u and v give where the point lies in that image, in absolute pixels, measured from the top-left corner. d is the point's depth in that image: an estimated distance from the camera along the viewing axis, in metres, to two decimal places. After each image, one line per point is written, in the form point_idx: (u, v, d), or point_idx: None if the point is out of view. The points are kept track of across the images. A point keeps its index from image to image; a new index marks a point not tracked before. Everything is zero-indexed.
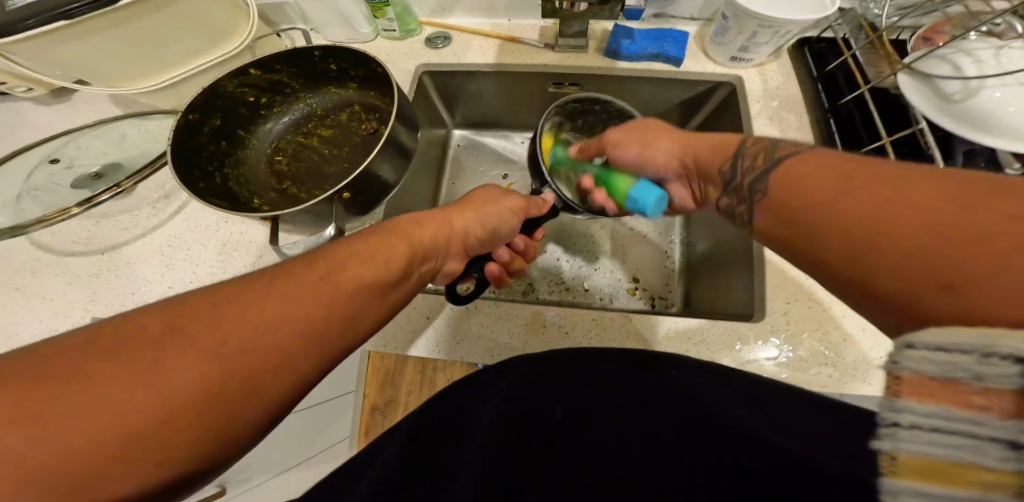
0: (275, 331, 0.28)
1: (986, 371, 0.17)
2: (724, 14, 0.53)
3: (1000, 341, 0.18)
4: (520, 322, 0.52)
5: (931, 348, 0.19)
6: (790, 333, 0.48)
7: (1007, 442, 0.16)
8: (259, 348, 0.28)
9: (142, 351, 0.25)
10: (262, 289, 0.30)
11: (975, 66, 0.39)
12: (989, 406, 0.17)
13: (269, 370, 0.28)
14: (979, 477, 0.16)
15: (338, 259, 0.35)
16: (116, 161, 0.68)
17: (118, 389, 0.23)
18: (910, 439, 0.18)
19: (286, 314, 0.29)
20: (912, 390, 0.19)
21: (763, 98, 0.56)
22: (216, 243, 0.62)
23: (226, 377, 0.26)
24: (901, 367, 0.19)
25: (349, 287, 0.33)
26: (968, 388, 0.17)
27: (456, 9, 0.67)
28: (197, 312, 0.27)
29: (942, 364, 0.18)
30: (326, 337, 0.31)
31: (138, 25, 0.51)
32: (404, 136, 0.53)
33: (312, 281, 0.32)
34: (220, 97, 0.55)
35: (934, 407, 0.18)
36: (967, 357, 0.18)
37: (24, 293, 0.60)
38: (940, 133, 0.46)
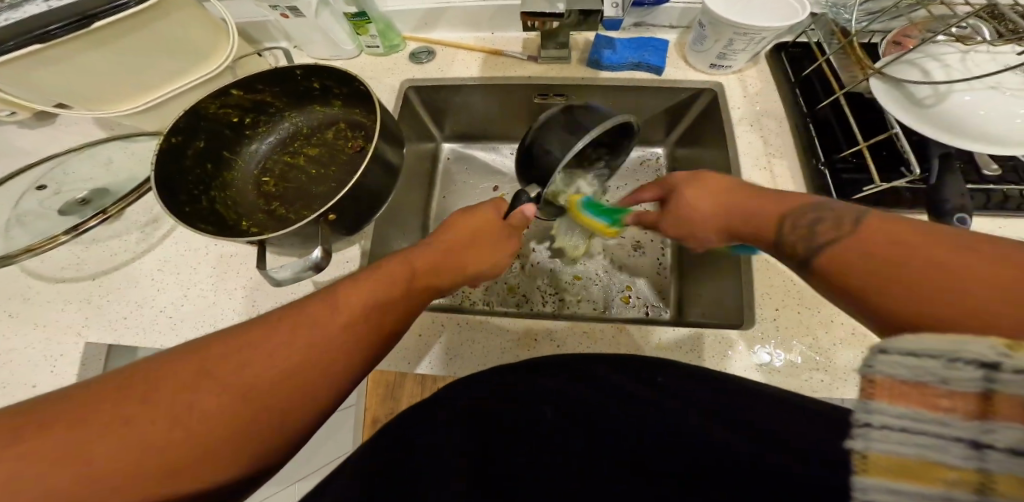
0: (280, 363, 0.32)
1: (951, 376, 0.20)
2: (701, 22, 0.54)
3: (966, 349, 0.20)
4: (512, 337, 0.52)
5: (904, 354, 0.21)
6: (780, 339, 0.48)
7: (969, 442, 0.19)
8: (257, 389, 0.30)
9: (158, 387, 0.29)
10: (268, 326, 0.33)
11: (942, 71, 0.40)
12: (954, 408, 0.20)
13: (276, 398, 0.31)
14: (944, 476, 0.19)
15: (339, 292, 0.37)
16: (104, 185, 0.68)
17: (143, 425, 0.27)
18: (882, 439, 0.20)
19: (285, 355, 0.32)
20: (883, 392, 0.21)
21: (744, 104, 0.57)
22: (207, 265, 0.62)
23: (230, 413, 0.29)
24: (875, 370, 0.22)
25: (349, 316, 0.36)
26: (935, 391, 0.20)
27: (438, 24, 0.68)
28: (214, 347, 0.31)
29: (916, 370, 0.21)
30: (330, 363, 0.34)
31: (115, 47, 0.51)
32: (389, 153, 0.54)
33: (314, 315, 0.35)
34: (203, 119, 0.55)
35: (904, 408, 0.20)
36: (934, 362, 0.20)
37: (17, 319, 0.60)
38: (914, 137, 0.47)
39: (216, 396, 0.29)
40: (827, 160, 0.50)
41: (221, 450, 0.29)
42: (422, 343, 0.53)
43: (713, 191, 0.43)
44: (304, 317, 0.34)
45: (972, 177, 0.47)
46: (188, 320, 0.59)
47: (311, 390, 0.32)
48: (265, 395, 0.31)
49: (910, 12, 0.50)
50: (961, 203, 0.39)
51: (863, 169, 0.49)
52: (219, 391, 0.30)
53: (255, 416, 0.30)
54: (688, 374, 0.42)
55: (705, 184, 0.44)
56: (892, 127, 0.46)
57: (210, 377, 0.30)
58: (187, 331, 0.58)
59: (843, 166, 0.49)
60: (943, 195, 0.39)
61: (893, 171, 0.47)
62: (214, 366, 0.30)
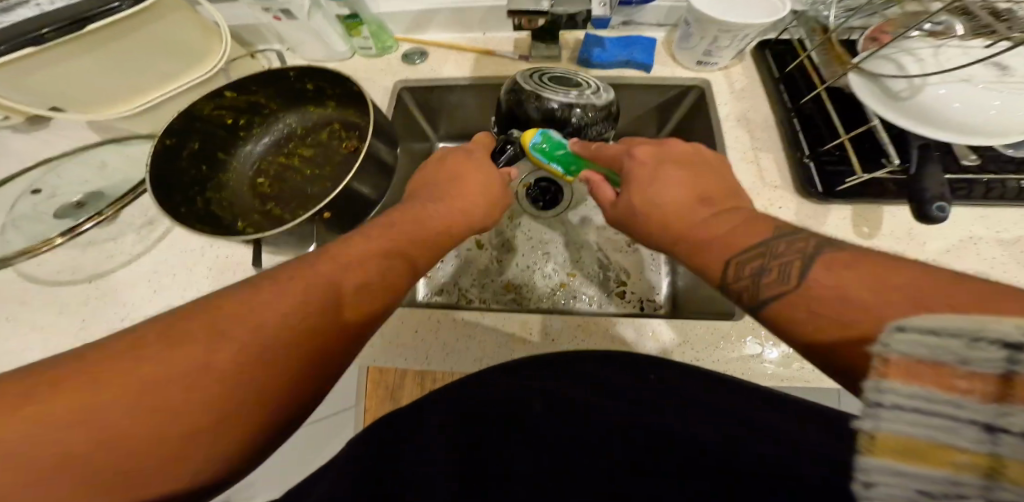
0: (259, 331, 0.31)
1: (972, 355, 0.17)
2: (687, 20, 0.55)
3: (988, 326, 0.17)
4: (508, 332, 0.53)
5: (920, 331, 0.18)
6: (771, 329, 0.49)
7: (984, 425, 0.16)
8: (236, 357, 0.30)
9: (141, 354, 0.29)
10: (248, 297, 0.33)
11: (916, 65, 0.41)
12: (972, 390, 0.17)
13: (256, 365, 0.30)
14: (954, 458, 0.17)
15: (322, 262, 0.37)
16: (98, 188, 0.69)
17: (121, 394, 0.27)
18: (891, 418, 0.17)
19: (270, 320, 0.32)
20: (896, 371, 0.18)
21: (732, 100, 0.58)
22: (203, 266, 0.63)
23: (207, 390, 0.29)
24: (890, 349, 0.19)
25: (328, 282, 0.35)
26: (955, 372, 0.17)
27: (430, 26, 0.68)
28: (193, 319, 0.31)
29: (932, 347, 0.18)
30: (309, 330, 0.33)
31: (107, 50, 0.51)
32: (383, 151, 0.54)
33: (294, 283, 0.34)
34: (197, 120, 0.56)
35: (918, 388, 0.17)
36: (956, 341, 0.18)
37: (13, 322, 0.60)
38: (895, 130, 0.48)
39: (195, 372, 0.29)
40: (811, 154, 0.51)
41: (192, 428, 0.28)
42: (419, 340, 0.53)
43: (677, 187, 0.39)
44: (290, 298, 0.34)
45: (952, 167, 0.48)
46: None
47: (299, 351, 0.32)
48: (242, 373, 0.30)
49: (885, 9, 0.51)
50: (941, 192, 0.40)
51: (846, 161, 0.50)
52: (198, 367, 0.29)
53: (242, 378, 0.30)
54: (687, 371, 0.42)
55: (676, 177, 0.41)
56: (872, 120, 0.47)
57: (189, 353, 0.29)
58: None
59: (827, 158, 0.51)
60: (923, 183, 0.40)
61: (874, 162, 0.49)
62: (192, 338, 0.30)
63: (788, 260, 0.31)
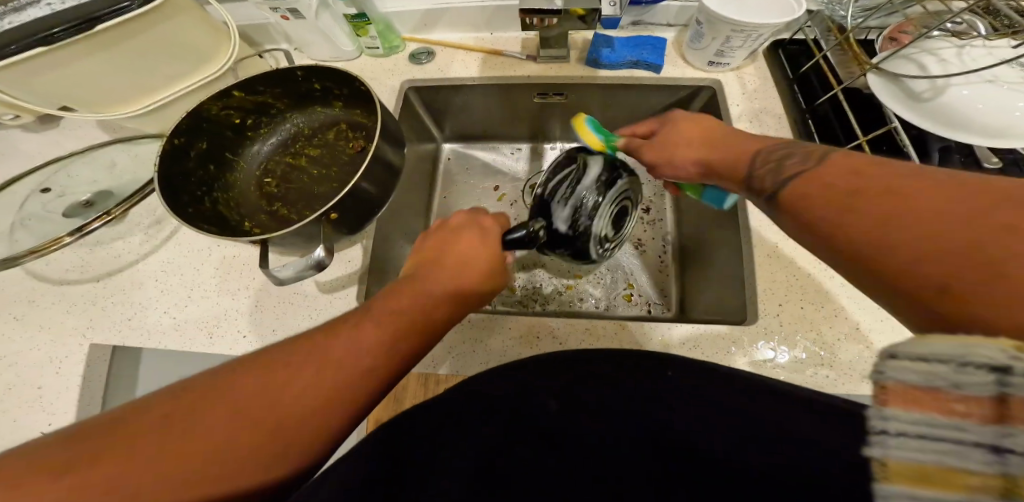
0: (262, 410, 0.31)
1: (961, 379, 0.18)
2: (698, 21, 0.54)
3: (978, 347, 0.18)
4: (515, 335, 0.53)
5: (911, 357, 0.19)
6: (783, 334, 0.48)
7: (990, 446, 0.17)
8: (236, 439, 0.29)
9: (140, 432, 0.28)
10: (252, 372, 0.32)
11: (940, 65, 0.40)
12: (969, 413, 0.18)
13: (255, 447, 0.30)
14: (967, 481, 0.17)
15: (330, 337, 0.35)
16: (107, 188, 0.69)
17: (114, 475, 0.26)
18: (898, 446, 0.18)
19: (273, 396, 0.31)
20: (897, 399, 0.19)
21: (744, 100, 0.57)
22: (210, 266, 0.63)
23: (196, 467, 0.28)
24: (885, 376, 0.20)
25: (339, 359, 0.34)
26: (949, 395, 0.18)
27: (437, 25, 0.68)
28: (198, 394, 0.30)
29: (926, 374, 0.19)
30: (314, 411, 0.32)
31: (117, 50, 0.51)
32: (390, 152, 0.54)
33: (304, 359, 0.33)
34: (206, 120, 0.56)
35: (923, 415, 0.18)
36: (944, 366, 0.18)
37: (22, 321, 0.61)
38: (913, 132, 0.47)
39: (218, 432, 0.29)
40: None
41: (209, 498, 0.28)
42: None
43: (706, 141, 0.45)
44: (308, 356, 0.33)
45: (972, 171, 0.47)
46: (192, 321, 0.59)
47: (301, 434, 0.31)
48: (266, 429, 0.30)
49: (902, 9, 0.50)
50: None
51: None
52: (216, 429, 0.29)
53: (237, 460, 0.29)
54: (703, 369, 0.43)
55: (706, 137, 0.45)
56: (891, 123, 0.46)
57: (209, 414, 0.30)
58: (190, 331, 0.59)
59: None
60: None
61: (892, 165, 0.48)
62: (193, 416, 0.29)
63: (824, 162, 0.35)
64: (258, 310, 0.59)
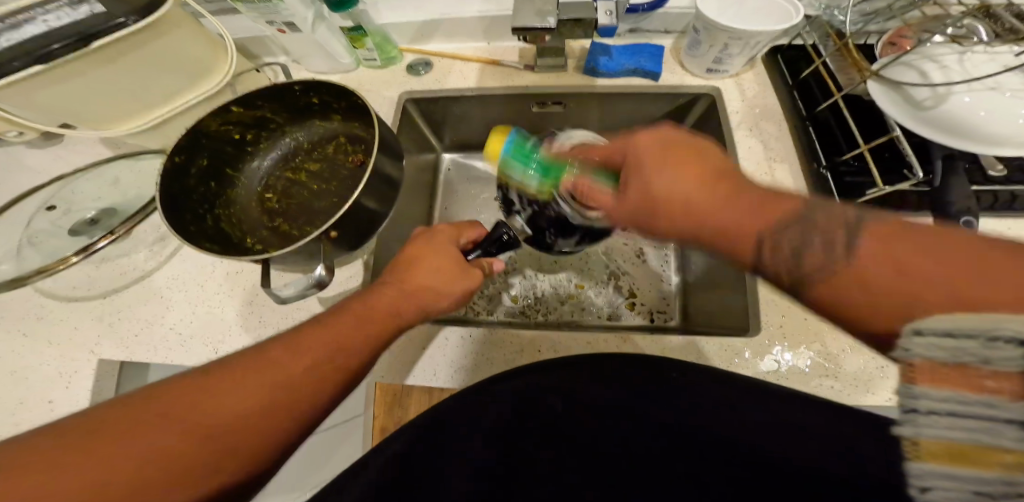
0: (237, 405, 0.32)
1: (990, 355, 0.19)
2: (695, 27, 0.54)
3: (1003, 325, 0.19)
4: (516, 349, 0.52)
5: (939, 334, 0.21)
6: (788, 345, 0.48)
7: (1020, 423, 0.18)
8: (212, 435, 0.30)
9: (116, 427, 0.28)
10: (229, 370, 0.33)
11: (941, 72, 0.39)
12: (999, 390, 0.19)
13: (231, 440, 0.31)
14: (1000, 460, 0.18)
15: (307, 334, 0.37)
16: (111, 205, 0.69)
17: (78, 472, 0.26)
18: (928, 424, 0.20)
19: (249, 393, 0.32)
20: (925, 376, 0.20)
21: (743, 107, 0.56)
22: (214, 282, 0.63)
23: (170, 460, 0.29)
24: (912, 354, 0.21)
25: (314, 351, 0.36)
26: (980, 372, 0.19)
27: (434, 36, 0.68)
28: (175, 393, 0.31)
29: (952, 351, 0.20)
30: (289, 405, 0.33)
31: (115, 67, 0.52)
32: (389, 166, 0.54)
33: (281, 352, 0.35)
34: (205, 136, 0.56)
35: (949, 392, 0.19)
36: (974, 342, 0.20)
37: (31, 338, 0.61)
38: (916, 139, 0.46)
39: (228, 409, 0.31)
40: (829, 164, 0.49)
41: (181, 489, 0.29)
42: (427, 358, 0.53)
43: (682, 177, 0.34)
44: (309, 337, 0.37)
45: (977, 177, 0.46)
46: (198, 337, 0.60)
47: (276, 427, 0.33)
48: (279, 403, 0.33)
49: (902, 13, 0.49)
50: (967, 204, 0.39)
51: (865, 172, 0.48)
52: (232, 404, 0.32)
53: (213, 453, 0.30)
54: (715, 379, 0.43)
55: (678, 166, 0.35)
56: (893, 131, 0.46)
57: (221, 394, 0.32)
58: (195, 348, 0.59)
59: (846, 169, 0.49)
60: (947, 195, 0.39)
61: (895, 173, 0.47)
62: (172, 411, 0.30)
63: (829, 233, 0.28)
64: (262, 326, 0.59)
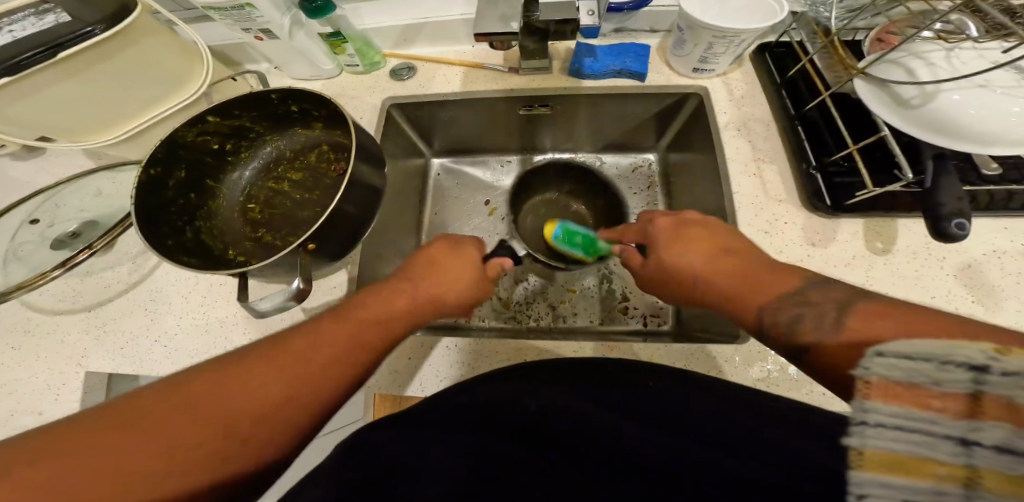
0: (261, 387, 0.33)
1: (943, 378, 0.19)
2: (680, 27, 0.52)
3: (957, 351, 0.19)
4: (502, 359, 0.51)
5: (899, 356, 0.20)
6: (779, 352, 0.46)
7: (959, 439, 0.18)
8: (240, 416, 0.32)
9: (154, 407, 0.31)
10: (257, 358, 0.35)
11: (927, 70, 0.38)
12: (945, 408, 0.18)
13: (257, 418, 0.32)
14: (935, 471, 0.17)
15: (328, 324, 0.39)
16: (95, 217, 0.69)
17: (119, 448, 0.28)
18: (875, 436, 0.19)
19: (273, 378, 0.34)
20: (879, 392, 0.20)
21: (731, 106, 0.55)
22: (199, 293, 0.62)
23: (202, 437, 0.30)
24: (868, 373, 0.20)
25: (336, 339, 0.37)
26: (929, 392, 0.19)
27: (417, 40, 0.67)
28: (204, 381, 0.33)
29: (908, 371, 0.19)
30: (312, 385, 0.35)
31: (87, 77, 0.51)
32: (368, 174, 0.53)
33: (305, 341, 0.37)
34: (182, 147, 0.54)
35: (898, 408, 0.19)
36: (928, 363, 0.19)
37: (16, 352, 0.61)
38: (908, 137, 0.45)
39: (252, 391, 0.33)
40: (818, 165, 0.48)
41: (210, 463, 0.30)
42: (411, 368, 0.52)
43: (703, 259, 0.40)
44: (321, 335, 0.37)
45: (971, 177, 0.45)
46: (182, 349, 0.59)
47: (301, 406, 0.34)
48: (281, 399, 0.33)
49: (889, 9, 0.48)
50: (959, 207, 0.37)
51: (855, 173, 0.47)
52: (236, 396, 0.32)
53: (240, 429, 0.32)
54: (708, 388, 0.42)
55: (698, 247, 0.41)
56: (880, 129, 0.45)
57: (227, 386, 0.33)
58: (180, 360, 0.58)
59: (835, 169, 0.48)
60: (938, 198, 0.38)
61: (884, 173, 0.46)
62: (202, 395, 0.32)
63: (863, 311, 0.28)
64: (246, 338, 0.58)
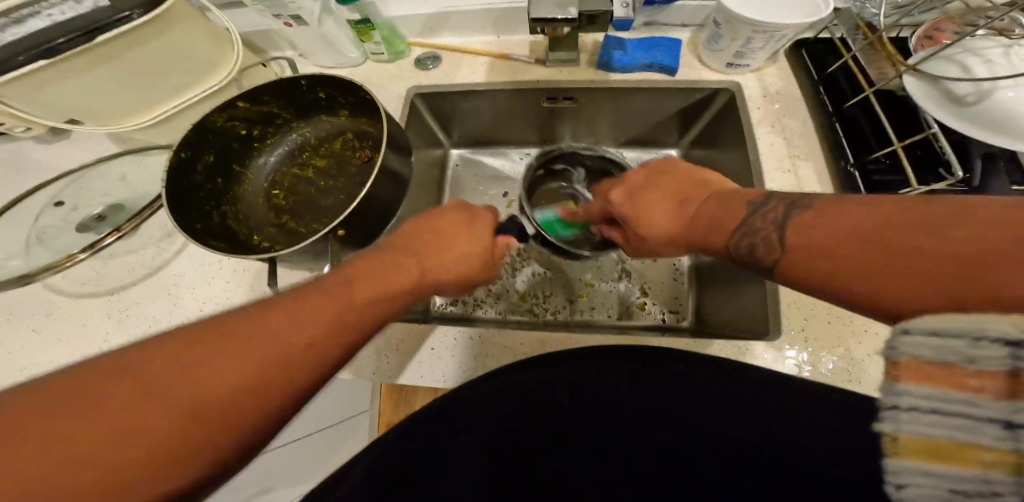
0: (229, 371, 0.28)
1: (977, 355, 0.18)
2: (716, 21, 0.52)
3: (988, 325, 0.19)
4: (526, 350, 0.51)
5: (927, 333, 0.19)
6: (810, 350, 0.46)
7: (1004, 422, 0.17)
8: (209, 405, 0.27)
9: (94, 399, 0.24)
10: (217, 334, 0.29)
11: (985, 67, 0.38)
12: (983, 388, 0.18)
13: (234, 404, 0.27)
14: (981, 457, 0.18)
15: (304, 297, 0.33)
16: (119, 201, 0.69)
17: (59, 451, 0.23)
18: (910, 421, 0.19)
19: (247, 357, 0.28)
20: (909, 374, 0.19)
21: (764, 104, 0.55)
22: (222, 279, 0.63)
23: (170, 429, 0.25)
24: (898, 352, 0.20)
25: (316, 315, 0.32)
26: (964, 371, 0.18)
27: (443, 29, 0.67)
28: (151, 364, 0.27)
29: (939, 349, 0.19)
30: (293, 365, 0.30)
31: (120, 61, 0.50)
32: (396, 163, 0.52)
33: (278, 317, 0.31)
34: (211, 132, 0.54)
35: (931, 389, 0.18)
36: (959, 341, 0.19)
37: (40, 334, 0.61)
38: (953, 136, 0.44)
39: (223, 375, 0.27)
40: (857, 163, 0.48)
41: (179, 457, 0.26)
42: (436, 358, 0.52)
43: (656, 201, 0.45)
44: (294, 308, 0.32)
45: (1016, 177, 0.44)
46: None
47: (282, 389, 0.29)
48: (248, 388, 0.28)
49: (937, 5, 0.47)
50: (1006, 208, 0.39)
51: (896, 170, 0.47)
52: (198, 381, 0.27)
53: (213, 417, 0.27)
54: (729, 372, 0.41)
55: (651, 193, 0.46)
56: (929, 128, 0.44)
57: (166, 392, 0.26)
58: None
59: (874, 167, 0.47)
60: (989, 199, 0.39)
61: (930, 172, 0.45)
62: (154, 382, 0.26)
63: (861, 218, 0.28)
64: None
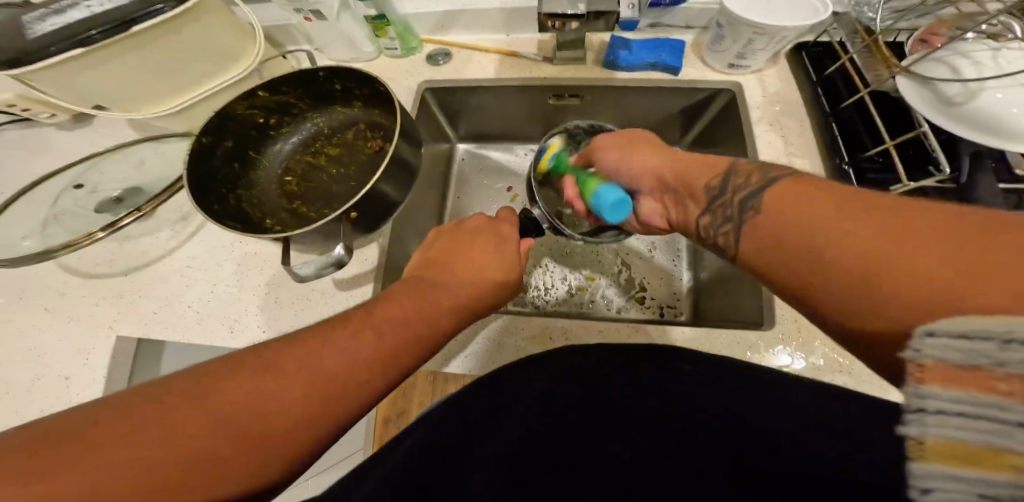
0: (296, 378, 0.31)
1: (1007, 356, 0.18)
2: (718, 22, 0.54)
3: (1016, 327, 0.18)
4: (527, 335, 0.53)
5: (950, 336, 0.20)
6: (801, 341, 0.48)
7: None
8: (278, 408, 0.30)
9: (187, 398, 0.28)
10: (286, 350, 0.32)
11: (973, 68, 0.40)
12: (1013, 392, 0.17)
13: (300, 411, 0.30)
14: (1011, 461, 0.17)
15: (362, 318, 0.36)
16: (136, 185, 0.71)
17: (145, 444, 0.26)
18: (937, 424, 0.18)
19: (313, 369, 0.32)
20: (935, 377, 0.19)
21: (764, 104, 0.57)
22: (232, 262, 0.64)
23: (242, 431, 0.28)
24: (921, 354, 0.20)
25: (374, 335, 0.35)
26: (992, 374, 0.17)
27: (454, 26, 0.69)
28: (231, 369, 0.30)
29: (966, 352, 0.19)
30: (354, 381, 0.33)
31: (148, 52, 0.53)
32: (407, 152, 0.54)
33: (343, 335, 0.34)
34: (231, 119, 0.57)
35: (959, 393, 0.18)
36: (987, 343, 0.18)
37: (54, 313, 0.63)
38: (944, 136, 0.46)
39: (294, 383, 0.31)
40: (851, 160, 0.50)
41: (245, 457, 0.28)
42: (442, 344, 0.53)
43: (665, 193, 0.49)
44: (354, 326, 0.35)
45: (1004, 177, 0.46)
46: (214, 315, 0.61)
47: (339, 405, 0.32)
48: (313, 397, 0.31)
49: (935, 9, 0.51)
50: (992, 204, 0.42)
51: (890, 169, 0.48)
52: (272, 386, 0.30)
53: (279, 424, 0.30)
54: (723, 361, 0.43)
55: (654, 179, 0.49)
56: (920, 127, 0.46)
57: (225, 404, 0.29)
58: (212, 326, 0.60)
59: (869, 165, 0.49)
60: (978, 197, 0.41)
61: (921, 170, 0.47)
62: (235, 385, 0.29)
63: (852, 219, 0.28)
64: (277, 306, 0.60)
